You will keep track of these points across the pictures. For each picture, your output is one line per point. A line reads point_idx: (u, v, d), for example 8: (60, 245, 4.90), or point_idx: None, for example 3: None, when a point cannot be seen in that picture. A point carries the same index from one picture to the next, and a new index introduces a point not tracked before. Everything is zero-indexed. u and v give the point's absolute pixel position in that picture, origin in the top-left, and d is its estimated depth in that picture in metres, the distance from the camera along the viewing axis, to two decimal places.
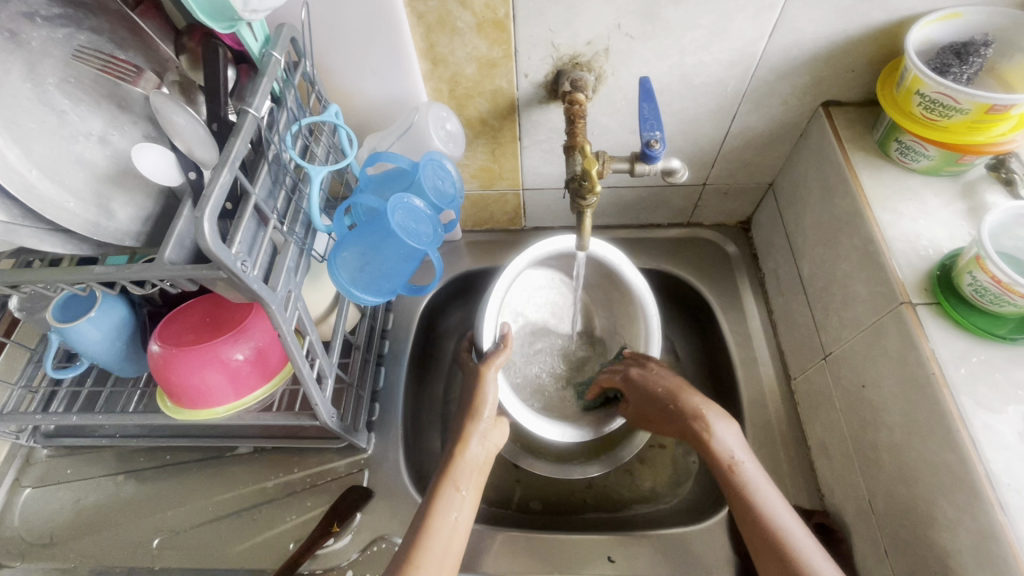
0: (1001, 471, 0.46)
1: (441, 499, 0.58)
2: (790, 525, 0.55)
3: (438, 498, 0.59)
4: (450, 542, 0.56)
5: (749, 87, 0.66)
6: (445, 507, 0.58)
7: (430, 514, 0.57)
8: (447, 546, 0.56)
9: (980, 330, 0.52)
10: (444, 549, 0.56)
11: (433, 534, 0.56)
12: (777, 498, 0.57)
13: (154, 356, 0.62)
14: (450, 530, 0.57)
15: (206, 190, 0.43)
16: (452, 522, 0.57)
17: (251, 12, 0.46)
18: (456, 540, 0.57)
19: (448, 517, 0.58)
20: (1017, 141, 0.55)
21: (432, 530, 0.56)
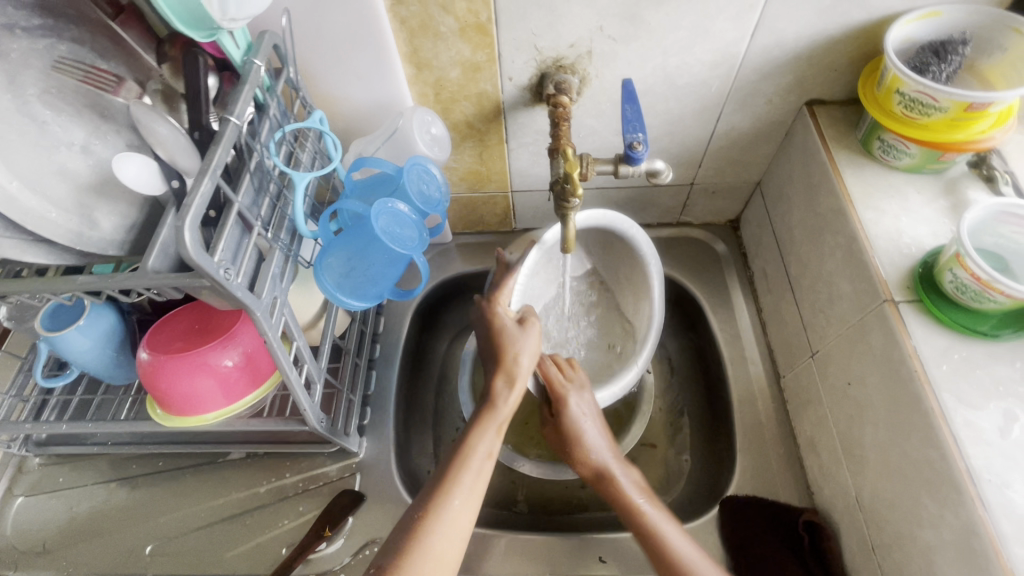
0: (982, 467, 0.46)
1: (478, 437, 0.61)
2: (692, 556, 0.58)
3: (476, 435, 0.62)
4: (481, 477, 0.60)
5: (733, 87, 0.67)
6: (480, 442, 0.61)
7: (468, 448, 0.61)
8: (477, 477, 0.60)
9: (961, 327, 0.52)
10: (477, 482, 0.59)
11: (467, 469, 0.59)
12: (677, 532, 0.60)
13: (143, 363, 0.62)
14: (483, 466, 0.60)
15: (188, 199, 0.43)
16: (486, 458, 0.61)
17: (230, 20, 0.47)
18: (487, 473, 0.61)
19: (482, 457, 0.61)
20: (996, 138, 0.56)
21: (468, 464, 0.59)
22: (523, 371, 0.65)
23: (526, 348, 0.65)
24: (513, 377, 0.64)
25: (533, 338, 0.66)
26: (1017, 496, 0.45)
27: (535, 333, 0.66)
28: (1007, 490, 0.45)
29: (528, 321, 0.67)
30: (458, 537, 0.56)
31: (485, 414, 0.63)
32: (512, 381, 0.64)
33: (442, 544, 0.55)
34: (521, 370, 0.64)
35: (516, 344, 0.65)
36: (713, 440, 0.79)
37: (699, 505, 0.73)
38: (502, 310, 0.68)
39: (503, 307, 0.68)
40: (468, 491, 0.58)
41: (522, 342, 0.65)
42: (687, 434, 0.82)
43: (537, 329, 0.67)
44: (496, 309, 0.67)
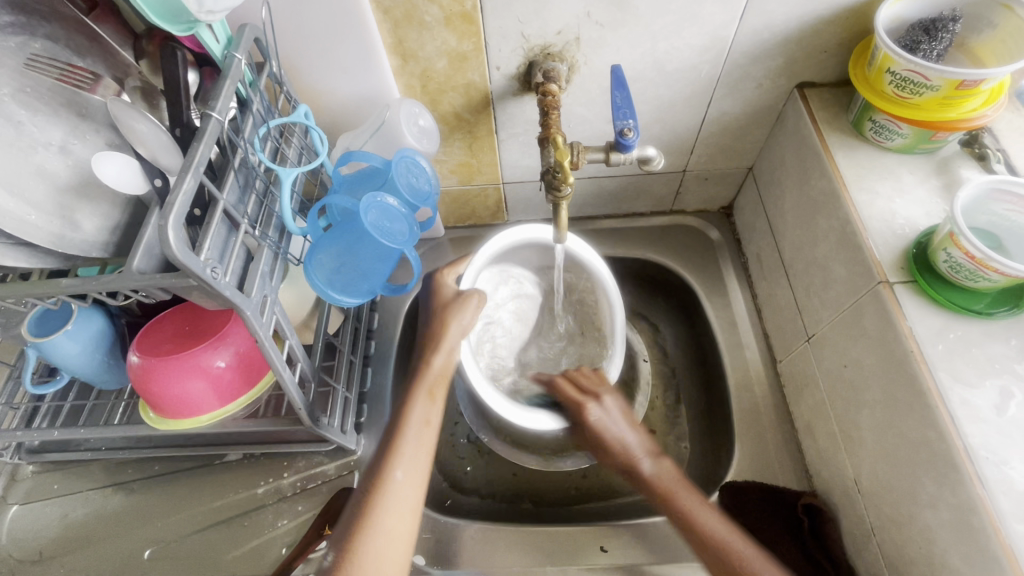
0: (980, 445, 0.46)
1: (414, 405, 0.62)
2: (718, 533, 0.58)
3: (410, 405, 0.62)
4: (422, 445, 0.60)
5: (723, 72, 0.66)
6: (417, 410, 0.61)
7: (403, 417, 0.61)
8: (419, 447, 0.59)
9: (956, 306, 0.52)
10: (419, 449, 0.59)
11: (406, 440, 0.59)
12: (713, 513, 0.59)
13: (133, 367, 0.61)
14: (424, 433, 0.60)
15: (170, 197, 0.42)
16: (425, 426, 0.61)
17: (207, 12, 0.45)
18: (430, 441, 0.61)
19: (421, 424, 0.61)
20: (988, 116, 0.55)
21: (406, 433, 0.60)
22: (455, 336, 0.66)
23: (460, 318, 0.67)
24: (439, 344, 0.66)
25: (471, 310, 0.68)
26: (1015, 473, 0.45)
27: (475, 302, 0.68)
28: (1005, 468, 0.45)
29: (471, 295, 0.68)
30: (408, 509, 0.56)
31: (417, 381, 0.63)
32: (438, 348, 0.65)
33: (392, 516, 0.55)
34: (451, 336, 0.66)
35: (449, 315, 0.67)
36: (711, 427, 0.79)
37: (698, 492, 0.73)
38: (446, 281, 0.71)
39: (447, 278, 0.71)
40: (411, 461, 0.58)
41: (456, 314, 0.67)
42: (685, 421, 0.82)
43: (479, 301, 0.68)
44: (442, 281, 0.71)
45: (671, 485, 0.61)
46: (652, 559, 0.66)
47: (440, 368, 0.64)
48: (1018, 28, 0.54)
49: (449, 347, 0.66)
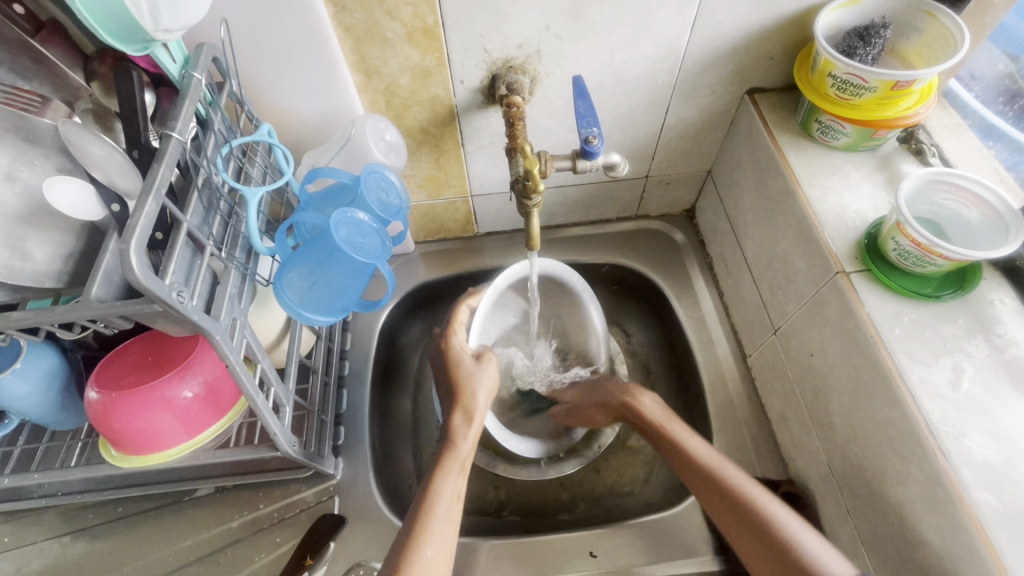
0: (940, 420, 0.49)
1: (442, 481, 0.60)
2: (724, 466, 0.60)
3: (439, 480, 0.59)
4: (450, 520, 0.58)
5: (677, 80, 0.69)
6: (446, 484, 0.59)
7: (433, 492, 0.59)
8: (445, 522, 0.57)
9: (907, 291, 0.55)
10: (447, 528, 0.57)
11: (434, 516, 0.57)
12: (702, 443, 0.63)
13: (92, 403, 0.58)
14: (452, 507, 0.58)
15: (131, 221, 0.41)
16: (452, 502, 0.59)
17: (163, 31, 0.44)
18: (456, 516, 0.58)
19: (449, 500, 0.59)
20: (921, 114, 0.60)
21: (435, 510, 0.57)
22: (480, 407, 0.66)
23: (483, 383, 0.67)
24: (472, 414, 0.65)
25: (490, 372, 0.68)
26: (974, 444, 0.47)
27: (491, 367, 0.68)
28: (964, 440, 0.48)
29: (485, 357, 0.69)
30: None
31: (444, 458, 0.62)
32: (471, 418, 0.65)
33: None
34: (479, 406, 0.65)
35: (472, 378, 0.66)
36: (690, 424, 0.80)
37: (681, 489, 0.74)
38: (457, 344, 0.69)
39: (457, 339, 0.70)
40: (440, 537, 0.56)
41: (479, 380, 0.66)
42: None
43: (495, 364, 0.69)
44: (451, 343, 0.70)
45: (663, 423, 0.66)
46: (641, 559, 0.67)
47: (470, 443, 0.63)
48: (940, 33, 0.59)
49: (479, 418, 0.65)
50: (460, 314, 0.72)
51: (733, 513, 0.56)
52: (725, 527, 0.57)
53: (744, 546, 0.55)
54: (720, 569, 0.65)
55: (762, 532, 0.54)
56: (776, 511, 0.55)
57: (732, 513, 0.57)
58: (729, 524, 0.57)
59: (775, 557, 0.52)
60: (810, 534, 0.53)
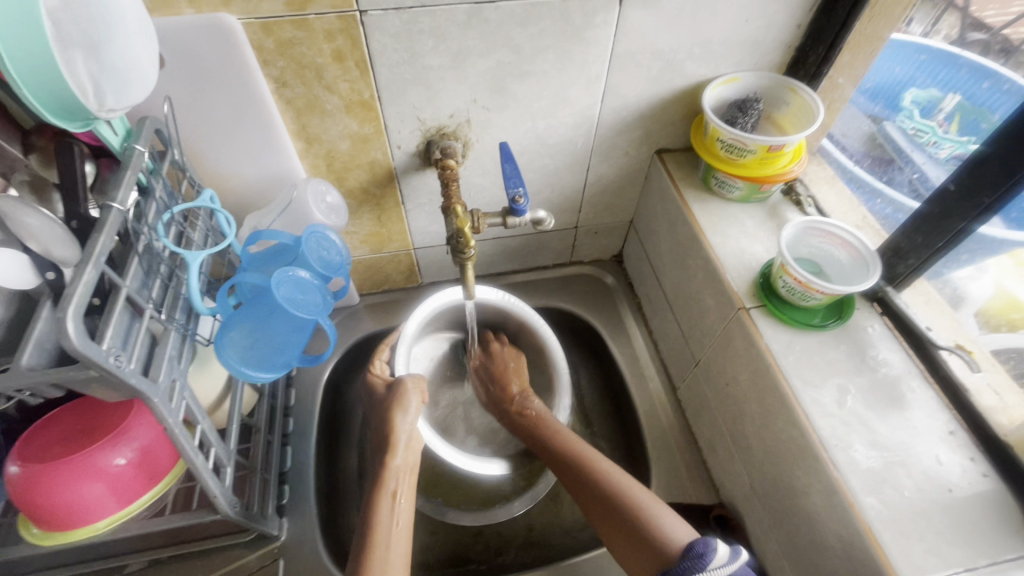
0: (830, 435, 0.55)
1: (381, 513, 0.59)
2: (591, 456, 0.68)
3: (377, 511, 0.60)
4: (396, 548, 0.58)
5: (594, 143, 0.78)
6: (384, 515, 0.59)
7: (373, 526, 0.58)
8: (392, 554, 0.57)
9: (798, 323, 0.63)
10: (393, 555, 0.57)
11: (377, 547, 0.56)
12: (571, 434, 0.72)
13: (13, 478, 0.55)
14: (395, 537, 0.58)
15: (68, 289, 0.42)
16: (394, 529, 0.59)
17: (108, 110, 0.47)
18: (400, 548, 0.58)
19: (391, 523, 0.59)
20: (796, 171, 0.70)
21: (378, 541, 0.57)
22: (407, 436, 0.67)
23: (405, 406, 0.68)
24: (394, 445, 0.65)
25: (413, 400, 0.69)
26: (858, 454, 0.54)
27: (410, 390, 0.70)
28: (851, 451, 0.54)
29: (405, 384, 0.70)
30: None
31: (378, 485, 0.62)
32: (395, 444, 0.65)
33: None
34: (401, 436, 0.66)
35: (393, 404, 0.69)
36: (629, 457, 0.85)
37: None
38: (378, 377, 0.75)
39: (378, 375, 0.75)
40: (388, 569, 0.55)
41: (400, 410, 0.68)
42: (606, 456, 0.87)
43: (414, 386, 0.70)
44: (374, 380, 0.75)
45: (549, 425, 0.75)
46: None
47: (400, 465, 0.64)
48: (802, 105, 0.70)
49: (404, 440, 0.66)
50: (382, 354, 0.79)
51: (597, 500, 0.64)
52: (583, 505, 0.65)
53: (599, 523, 0.63)
54: None
55: (616, 505, 0.61)
56: (625, 483, 0.63)
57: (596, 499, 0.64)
58: (586, 501, 0.65)
59: (619, 527, 0.60)
60: (662, 509, 0.60)
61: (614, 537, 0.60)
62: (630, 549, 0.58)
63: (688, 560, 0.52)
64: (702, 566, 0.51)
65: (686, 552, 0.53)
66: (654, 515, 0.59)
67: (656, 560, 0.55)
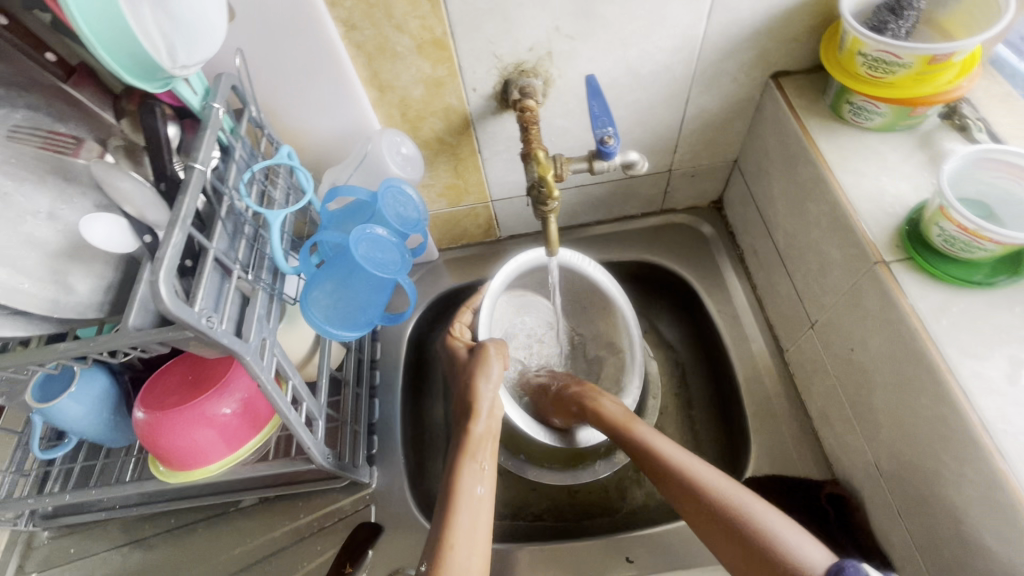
0: (996, 418, 0.45)
1: (463, 475, 0.59)
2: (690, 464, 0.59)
3: (459, 476, 0.59)
4: (479, 516, 0.56)
5: (696, 70, 0.67)
6: (466, 479, 0.58)
7: (454, 488, 0.58)
8: (474, 519, 0.56)
9: (954, 280, 0.51)
10: (478, 522, 0.56)
11: (459, 509, 0.56)
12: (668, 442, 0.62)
13: (140, 423, 0.61)
14: (478, 501, 0.57)
15: (159, 253, 0.42)
16: (475, 495, 0.58)
17: (181, 67, 0.45)
18: (484, 512, 0.57)
19: (473, 487, 0.58)
20: (964, 88, 0.56)
21: (459, 506, 0.56)
22: (487, 400, 0.65)
23: (485, 373, 0.66)
24: (475, 409, 0.64)
25: (494, 366, 0.67)
26: None
27: (491, 356, 0.67)
28: None
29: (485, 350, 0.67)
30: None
31: (461, 451, 0.61)
32: (476, 410, 0.64)
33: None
34: (484, 400, 0.64)
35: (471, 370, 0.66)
36: (727, 424, 0.78)
37: None
38: (459, 342, 0.73)
39: (458, 340, 0.73)
40: (468, 535, 0.55)
41: (479, 373, 0.66)
42: (700, 421, 0.81)
43: (495, 352, 0.67)
44: (454, 344, 0.72)
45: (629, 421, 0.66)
46: (681, 565, 0.66)
47: (481, 431, 0.62)
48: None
49: (486, 407, 0.64)
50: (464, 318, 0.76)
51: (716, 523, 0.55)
52: (688, 518, 0.57)
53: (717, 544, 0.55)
54: None
55: (743, 533, 0.53)
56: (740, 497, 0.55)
57: (715, 522, 0.55)
58: (695, 518, 0.57)
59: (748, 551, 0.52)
60: (792, 529, 0.51)
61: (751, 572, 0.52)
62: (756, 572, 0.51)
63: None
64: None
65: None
66: (787, 540, 0.50)
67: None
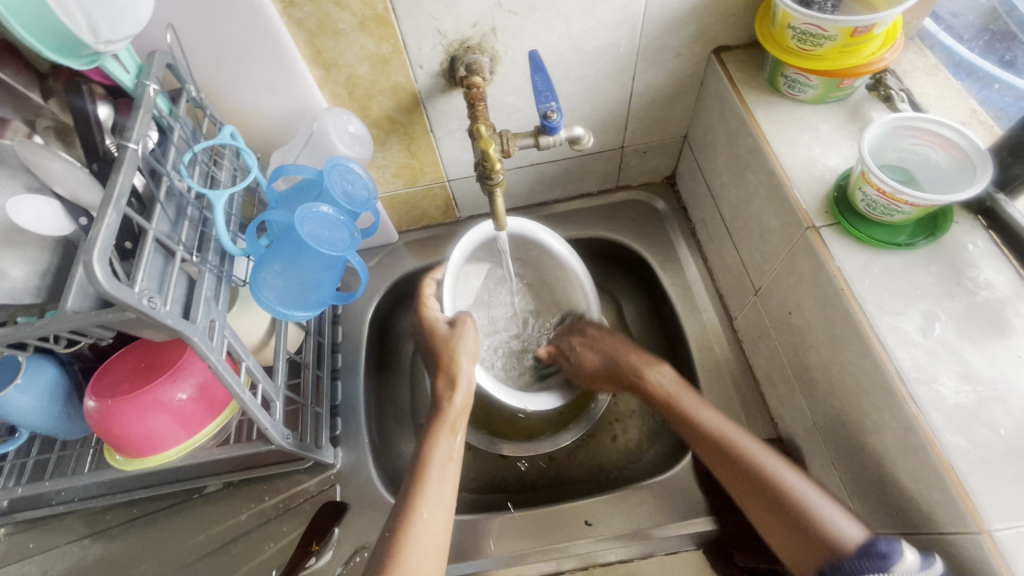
0: (910, 367, 0.48)
1: (436, 442, 0.60)
2: (717, 423, 0.62)
3: (433, 445, 0.60)
4: (447, 484, 0.58)
5: (640, 45, 0.68)
6: (440, 447, 0.60)
7: (427, 456, 0.59)
8: (442, 484, 0.58)
9: (877, 242, 0.54)
10: (444, 491, 0.57)
11: (430, 477, 0.58)
12: (713, 412, 0.63)
13: (91, 412, 0.60)
14: (447, 468, 0.59)
15: (92, 233, 0.41)
16: (447, 462, 0.59)
17: (105, 43, 0.44)
18: (453, 480, 0.59)
19: (445, 457, 0.60)
20: (886, 58, 0.58)
21: (430, 472, 0.58)
22: (464, 370, 0.65)
23: (465, 347, 0.66)
24: (455, 379, 0.64)
25: (469, 336, 0.68)
26: (945, 388, 0.47)
27: (469, 330, 0.68)
28: (935, 385, 0.47)
29: (461, 321, 0.69)
30: (434, 548, 0.54)
31: (438, 422, 0.62)
32: (454, 382, 0.65)
33: (419, 559, 0.53)
34: (462, 369, 0.65)
35: (453, 345, 0.66)
36: None
37: (671, 455, 0.76)
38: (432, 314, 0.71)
39: (431, 311, 0.71)
40: (436, 503, 0.56)
41: (460, 342, 0.66)
42: None
43: (473, 327, 0.68)
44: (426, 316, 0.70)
45: (673, 391, 0.67)
46: (637, 526, 0.69)
47: (460, 404, 0.63)
48: None
49: (466, 381, 0.65)
50: (429, 289, 0.74)
51: (753, 487, 0.56)
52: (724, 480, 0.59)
53: (764, 519, 0.55)
54: (715, 528, 0.67)
55: (771, 495, 0.55)
56: (786, 472, 0.56)
57: (748, 484, 0.57)
58: (738, 491, 0.58)
59: (773, 508, 0.54)
60: (830, 501, 0.52)
61: (774, 532, 0.54)
62: (781, 528, 0.53)
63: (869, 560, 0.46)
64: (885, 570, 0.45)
65: (863, 551, 0.47)
66: (820, 508, 0.52)
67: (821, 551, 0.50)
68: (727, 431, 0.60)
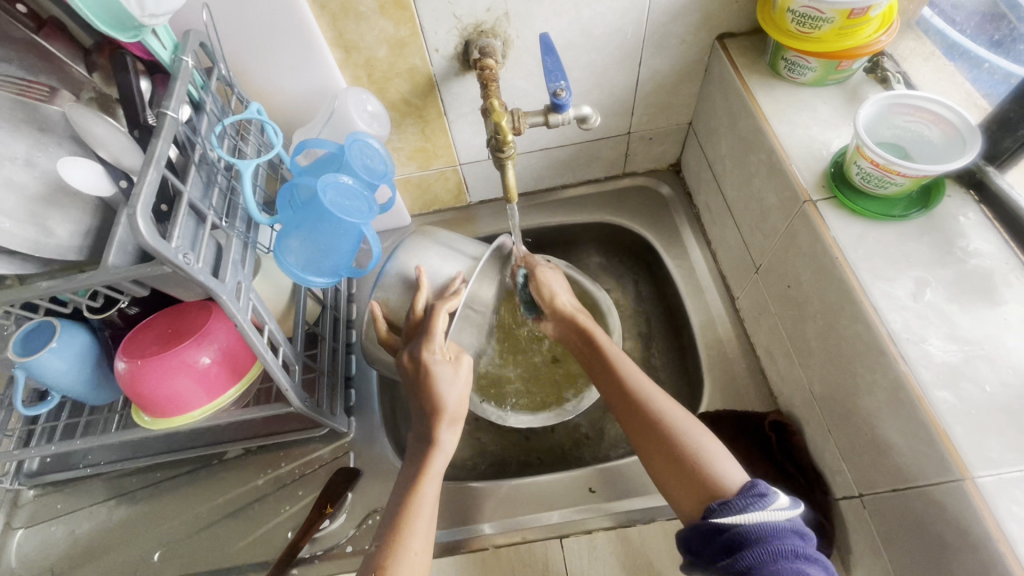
0: (900, 329, 0.51)
1: (427, 482, 0.62)
2: (641, 384, 0.65)
3: (421, 484, 0.61)
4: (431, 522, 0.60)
5: (646, 32, 0.71)
6: (430, 486, 0.62)
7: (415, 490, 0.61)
8: (427, 524, 0.60)
9: (873, 214, 0.56)
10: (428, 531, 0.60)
11: (420, 515, 0.59)
12: (641, 374, 0.67)
13: (121, 372, 0.63)
14: (434, 511, 0.61)
15: (135, 190, 0.45)
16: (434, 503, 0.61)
17: (149, 16, 0.47)
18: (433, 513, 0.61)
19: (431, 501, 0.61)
20: (882, 41, 0.61)
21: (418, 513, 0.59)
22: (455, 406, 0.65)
23: (457, 385, 0.66)
24: (453, 420, 0.65)
25: (461, 375, 0.67)
26: (934, 348, 0.49)
27: (466, 369, 0.67)
28: (925, 345, 0.49)
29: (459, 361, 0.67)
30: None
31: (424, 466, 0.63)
32: (453, 422, 0.65)
33: None
34: (451, 408, 0.65)
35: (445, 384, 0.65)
36: (686, 370, 0.83)
37: None
38: (434, 355, 0.65)
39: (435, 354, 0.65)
40: (422, 537, 0.58)
41: (452, 382, 0.65)
42: (659, 369, 0.87)
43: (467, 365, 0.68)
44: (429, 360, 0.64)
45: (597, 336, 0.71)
46: (640, 493, 0.71)
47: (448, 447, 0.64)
48: None
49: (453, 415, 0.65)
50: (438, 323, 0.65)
51: (650, 432, 0.61)
52: (625, 424, 0.65)
53: (659, 473, 0.60)
54: None
55: (674, 446, 0.59)
56: (691, 431, 0.60)
57: (647, 429, 0.62)
58: (641, 439, 0.62)
59: (681, 467, 0.57)
60: (718, 449, 0.58)
61: (674, 480, 0.58)
62: (677, 480, 0.57)
63: (744, 499, 0.51)
64: (762, 506, 0.50)
65: (743, 490, 0.52)
66: (710, 455, 0.57)
67: (704, 495, 0.55)
68: (646, 389, 0.64)
